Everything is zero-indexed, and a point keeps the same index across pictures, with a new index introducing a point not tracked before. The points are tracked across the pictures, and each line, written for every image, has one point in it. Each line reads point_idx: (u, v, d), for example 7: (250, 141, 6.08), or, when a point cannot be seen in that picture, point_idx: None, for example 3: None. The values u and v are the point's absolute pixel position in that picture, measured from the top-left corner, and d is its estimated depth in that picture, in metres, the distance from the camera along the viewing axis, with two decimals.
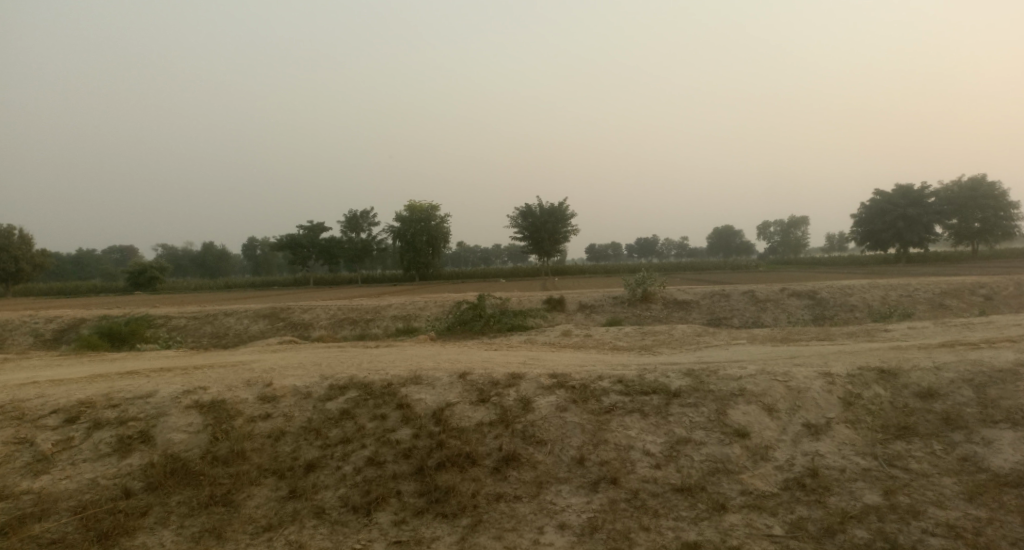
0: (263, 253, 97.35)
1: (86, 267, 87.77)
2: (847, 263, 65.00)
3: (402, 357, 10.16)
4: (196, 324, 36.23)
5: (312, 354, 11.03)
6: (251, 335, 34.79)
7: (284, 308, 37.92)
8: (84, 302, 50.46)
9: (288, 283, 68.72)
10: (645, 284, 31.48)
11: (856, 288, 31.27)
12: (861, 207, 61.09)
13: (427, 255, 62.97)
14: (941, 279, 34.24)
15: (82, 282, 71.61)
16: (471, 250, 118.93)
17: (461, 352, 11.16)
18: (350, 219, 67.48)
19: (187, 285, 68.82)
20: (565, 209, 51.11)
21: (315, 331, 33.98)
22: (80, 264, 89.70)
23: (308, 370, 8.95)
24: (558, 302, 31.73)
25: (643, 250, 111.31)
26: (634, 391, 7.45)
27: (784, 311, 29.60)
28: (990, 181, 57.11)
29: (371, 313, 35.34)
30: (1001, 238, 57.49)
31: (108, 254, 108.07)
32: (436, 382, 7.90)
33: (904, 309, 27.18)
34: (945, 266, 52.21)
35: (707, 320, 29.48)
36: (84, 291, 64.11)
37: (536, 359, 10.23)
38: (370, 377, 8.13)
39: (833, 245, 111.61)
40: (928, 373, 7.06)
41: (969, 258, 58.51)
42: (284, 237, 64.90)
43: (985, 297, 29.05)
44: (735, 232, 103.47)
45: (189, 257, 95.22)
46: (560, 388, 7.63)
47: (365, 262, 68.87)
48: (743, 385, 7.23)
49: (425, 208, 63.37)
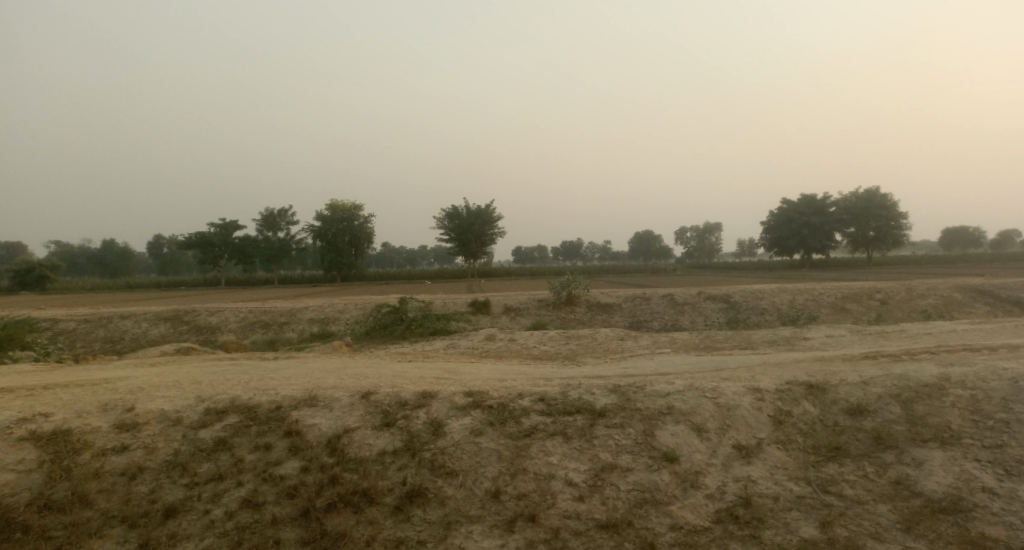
0: (170, 252, 89.95)
1: None
2: (758, 268, 69.02)
3: (302, 371, 8.95)
4: (86, 328, 32.34)
5: (196, 368, 9.45)
6: (150, 340, 31.46)
7: (188, 310, 34.67)
8: None
9: (196, 282, 63.54)
10: (570, 287, 31.40)
11: (767, 292, 32.80)
12: (771, 215, 65.18)
13: (349, 255, 60.32)
14: (842, 284, 36.72)
15: None
16: (396, 251, 115.84)
17: (371, 364, 10.13)
18: (266, 216, 63.49)
19: (79, 285, 61.98)
20: (492, 210, 50.51)
21: (223, 336, 31.24)
22: None
23: (185, 389, 7.45)
24: (484, 305, 31.02)
25: (568, 252, 113.12)
26: (556, 411, 6.81)
27: (702, 314, 30.50)
28: (882, 193, 62.39)
29: (286, 316, 33.01)
30: (891, 246, 62.93)
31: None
32: (334, 403, 6.85)
33: (810, 313, 28.73)
34: (843, 272, 56.43)
35: (629, 323, 29.84)
36: None
37: (453, 371, 9.45)
38: (256, 398, 6.91)
39: (744, 250, 118.49)
40: (856, 388, 7.11)
41: (864, 264, 63.72)
42: (192, 235, 59.99)
43: (881, 302, 31.27)
44: (656, 236, 107.34)
45: (82, 253, 86.13)
46: (476, 409, 6.86)
47: (282, 261, 64.99)
48: (672, 403, 6.86)
49: (348, 207, 60.64)
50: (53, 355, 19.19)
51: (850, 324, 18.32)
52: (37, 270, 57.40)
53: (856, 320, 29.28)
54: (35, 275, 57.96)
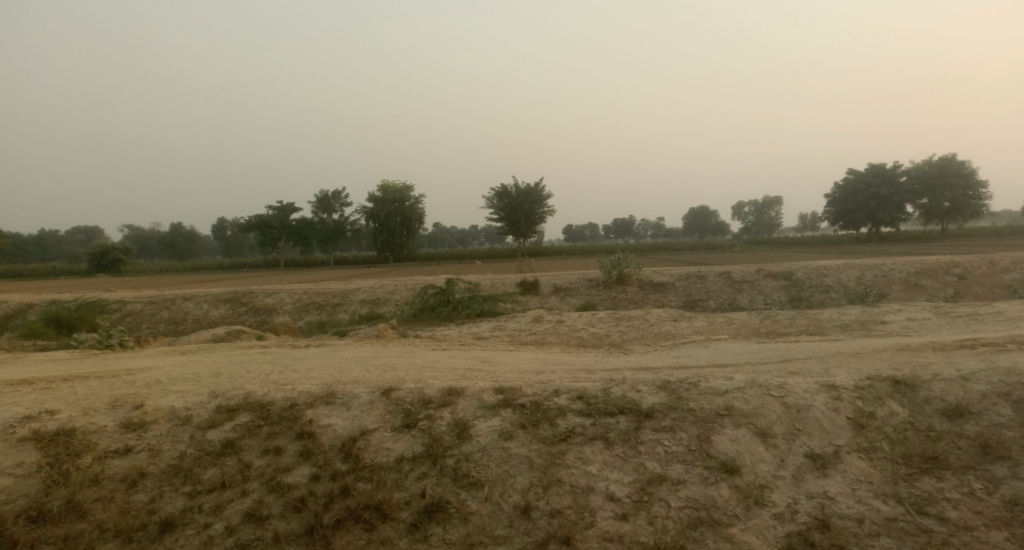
0: (234, 235, 93.72)
1: (47, 247, 83.26)
2: (820, 243, 65.01)
3: (329, 362, 8.51)
4: (152, 310, 33.83)
5: (224, 358, 9.16)
6: (211, 320, 32.52)
7: (246, 292, 35.64)
8: (37, 287, 47.37)
9: (257, 265, 65.83)
10: (621, 266, 30.17)
11: (832, 268, 30.44)
12: (835, 187, 60.93)
13: (401, 236, 60.80)
14: (915, 259, 33.71)
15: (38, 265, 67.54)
16: (447, 231, 116.55)
17: (403, 354, 9.53)
18: (321, 199, 64.69)
19: (151, 267, 65.44)
20: (541, 189, 49.40)
21: (278, 317, 31.91)
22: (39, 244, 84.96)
23: (201, 383, 7.15)
24: (533, 285, 30.23)
25: (619, 230, 110.43)
26: (596, 412, 6.00)
27: (761, 292, 28.62)
28: (959, 160, 57.08)
29: (338, 297, 33.37)
30: (969, 217, 57.75)
31: (73, 235, 103.18)
32: (352, 401, 6.33)
33: (879, 292, 26.45)
34: (915, 246, 52.26)
35: (683, 303, 28.40)
36: (40, 274, 60.47)
37: (487, 362, 8.72)
38: (272, 395, 6.51)
39: (805, 225, 112.39)
40: (954, 385, 5.90)
41: (937, 237, 58.97)
42: (253, 218, 61.91)
43: (960, 277, 28.44)
44: (711, 212, 103.12)
45: (155, 237, 90.90)
46: (507, 408, 6.15)
47: (337, 243, 66.33)
48: (731, 403, 5.89)
49: (399, 188, 60.81)
50: (119, 335, 19.93)
51: (932, 306, 16.44)
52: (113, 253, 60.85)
53: (932, 297, 26.73)
54: (112, 259, 61.47)
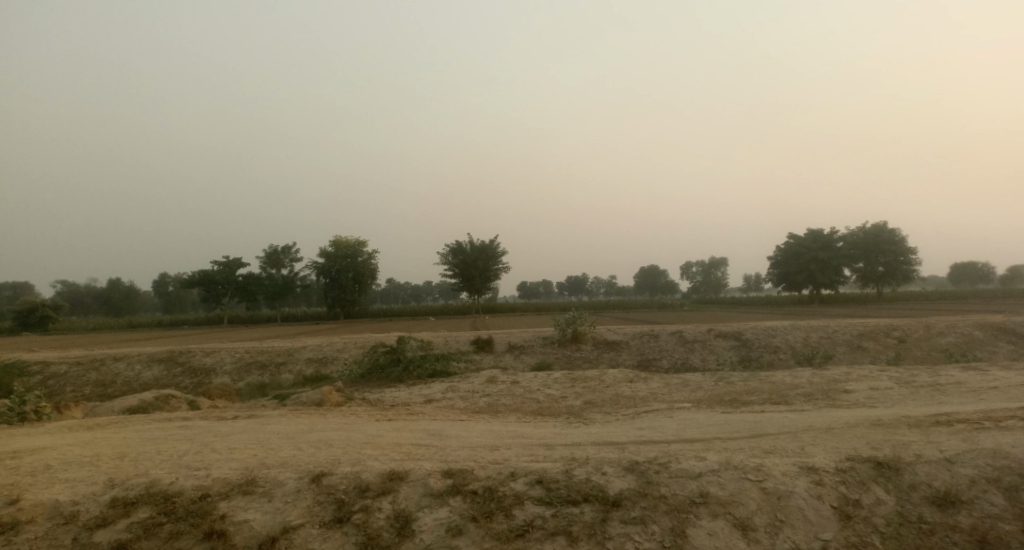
0: (175, 289, 89.07)
1: None
2: (766, 303, 67.37)
3: (256, 438, 7.50)
4: (76, 371, 30.91)
5: (135, 433, 7.93)
6: (141, 382, 29.94)
7: (182, 351, 33.22)
8: None
9: (198, 321, 62.29)
10: (575, 324, 29.94)
11: (780, 329, 31.18)
12: (778, 250, 63.88)
13: (353, 291, 59.15)
14: (856, 321, 35.08)
15: None
16: (401, 287, 114.82)
17: (344, 426, 8.63)
18: (270, 253, 62.59)
19: (79, 324, 60.85)
20: (496, 246, 49.42)
21: (217, 378, 29.72)
22: None
23: (97, 466, 6.02)
24: (487, 343, 29.52)
25: (574, 288, 111.79)
26: (557, 499, 5.34)
27: (713, 352, 28.85)
28: (889, 228, 61.17)
29: (283, 356, 31.50)
30: (900, 281, 61.35)
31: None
32: (276, 489, 5.40)
33: (826, 353, 27.09)
34: (853, 308, 54.82)
35: (637, 362, 28.22)
36: None
37: (438, 436, 7.99)
38: (180, 482, 5.42)
39: (751, 286, 116.86)
40: (940, 469, 5.79)
41: (873, 300, 62.13)
42: (195, 272, 59.00)
43: (898, 339, 29.60)
44: (661, 271, 105.97)
45: (88, 292, 85.31)
46: (455, 496, 5.39)
47: (285, 298, 63.82)
48: (707, 489, 5.47)
49: (352, 243, 59.57)
50: (30, 401, 17.82)
51: (880, 373, 16.77)
52: (42, 311, 56.51)
53: (874, 359, 27.59)
54: (40, 316, 56.92)
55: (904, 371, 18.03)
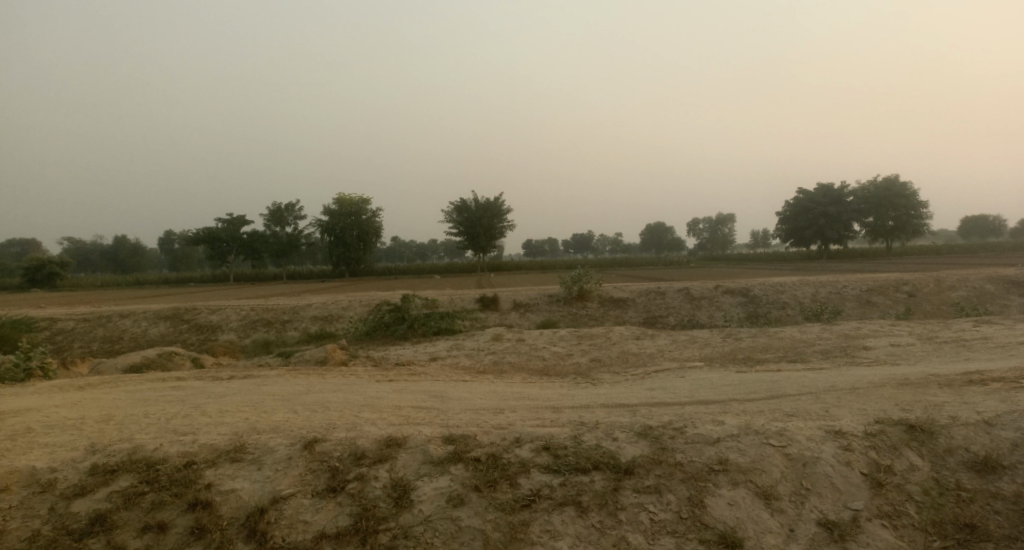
0: (182, 247, 89.14)
1: None
2: (773, 260, 66.56)
3: (249, 401, 7.17)
4: (84, 328, 30.98)
5: (126, 394, 7.61)
6: (149, 339, 30.00)
7: (188, 308, 33.16)
8: None
9: (205, 279, 62.38)
10: (581, 282, 29.48)
11: (788, 284, 30.63)
12: (787, 205, 62.66)
13: (358, 250, 58.78)
14: (866, 276, 34.43)
15: None
16: (406, 246, 114.56)
17: (342, 387, 8.29)
18: (275, 211, 62.03)
19: (88, 282, 61.14)
20: (501, 203, 48.63)
21: (224, 336, 29.70)
22: None
23: (80, 429, 5.70)
24: (492, 301, 29.19)
25: (579, 246, 111.02)
26: (566, 467, 5.00)
27: (719, 308, 28.44)
28: (902, 181, 59.71)
29: (288, 314, 31.37)
30: (910, 236, 60.26)
31: (5, 247, 96.13)
32: (267, 456, 5.08)
33: (834, 309, 26.64)
34: (862, 263, 54.01)
35: (643, 319, 27.89)
36: None
37: (441, 397, 7.67)
38: (166, 448, 5.10)
39: (758, 242, 115.66)
40: (977, 433, 5.41)
41: (882, 255, 61.26)
42: (201, 230, 58.66)
43: (908, 294, 29.03)
44: (667, 228, 104.84)
45: (95, 249, 85.23)
46: (457, 464, 5.05)
47: (291, 257, 63.61)
48: (727, 456, 5.11)
49: (356, 201, 58.81)
50: (36, 357, 17.77)
51: (893, 332, 16.32)
52: (49, 268, 56.73)
53: (884, 315, 27.12)
54: (47, 273, 57.13)
55: (919, 328, 17.54)
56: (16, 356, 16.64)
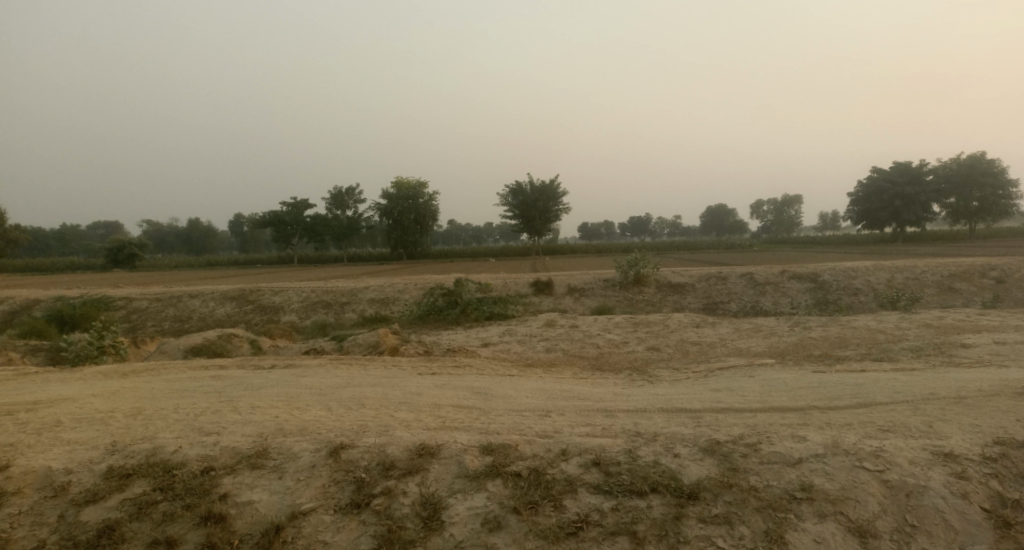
0: (251, 231, 93.32)
1: (71, 244, 84.12)
2: (841, 243, 62.38)
3: (284, 395, 6.88)
4: (158, 307, 32.67)
5: (166, 384, 7.54)
6: (216, 319, 31.29)
7: (253, 290, 34.36)
8: (51, 282, 46.77)
9: (271, 261, 64.92)
10: (638, 266, 28.30)
11: (861, 269, 28.27)
12: (858, 185, 58.32)
13: (415, 233, 59.41)
14: (948, 260, 31.43)
15: (56, 259, 67.30)
16: (461, 229, 115.34)
17: (383, 379, 7.91)
18: (335, 195, 63.54)
19: (166, 263, 64.82)
20: (556, 185, 47.66)
21: (285, 317, 30.57)
22: (64, 240, 85.66)
23: (108, 426, 5.60)
24: (546, 285, 28.57)
25: (636, 229, 108.19)
26: (617, 488, 4.35)
27: (785, 295, 26.59)
28: (990, 157, 54.21)
29: (346, 296, 31.93)
30: (997, 217, 54.90)
31: (95, 230, 103.74)
32: (291, 463, 4.72)
33: (914, 295, 24.29)
34: (943, 246, 49.58)
35: (702, 305, 26.48)
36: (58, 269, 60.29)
37: (483, 395, 7.14)
38: (185, 451, 4.91)
39: (827, 224, 109.11)
40: None
41: (965, 238, 56.11)
42: (267, 214, 60.87)
43: (998, 280, 26.19)
44: (729, 210, 100.35)
45: (173, 233, 90.43)
46: (495, 480, 4.50)
47: (351, 240, 65.16)
48: (809, 479, 4.29)
49: (413, 185, 59.29)
50: (111, 335, 18.67)
51: (986, 327, 14.56)
52: (130, 249, 60.63)
53: (970, 302, 24.55)
54: (129, 254, 61.01)
55: (1018, 322, 15.54)
56: (92, 335, 17.50)
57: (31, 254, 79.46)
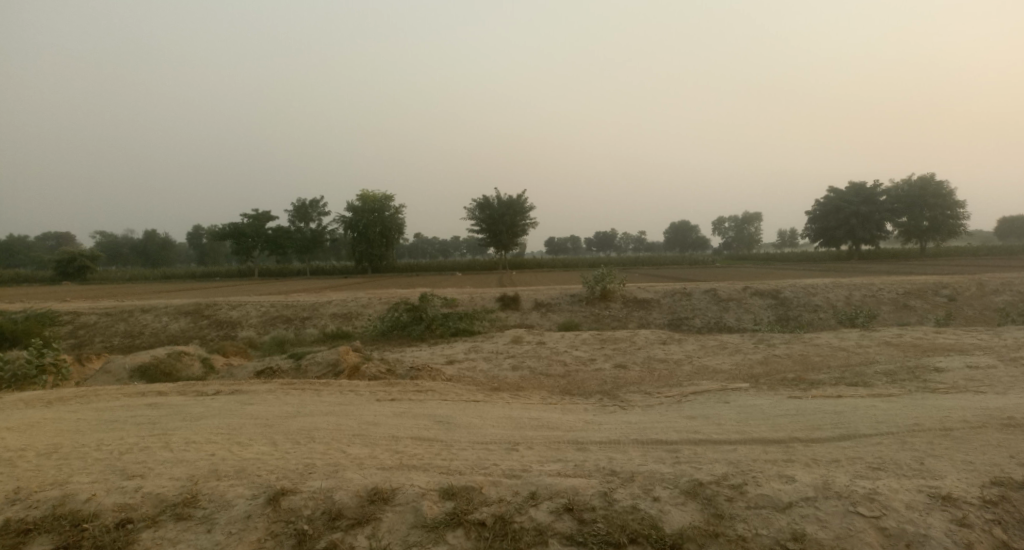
0: (210, 242, 90.24)
1: (16, 254, 79.73)
2: (799, 261, 64.11)
3: (225, 427, 6.21)
4: (105, 322, 30.83)
5: (93, 415, 6.72)
6: (168, 334, 29.71)
7: (209, 303, 32.85)
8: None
9: (230, 273, 62.66)
10: (605, 282, 28.22)
11: (820, 286, 28.87)
12: (815, 204, 60.08)
13: (381, 246, 58.32)
14: (901, 278, 32.47)
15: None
16: (429, 242, 114.34)
17: (338, 407, 7.30)
18: (299, 207, 61.96)
19: (117, 275, 61.81)
20: (524, 200, 47.53)
21: (243, 332, 29.25)
22: (7, 250, 81.06)
23: (10, 467, 4.83)
24: (513, 300, 28.17)
25: (602, 243, 109.27)
26: (595, 541, 3.92)
27: (748, 311, 26.88)
28: (937, 180, 56.76)
29: (308, 310, 30.81)
30: (945, 237, 57.38)
31: (42, 239, 98.60)
32: (223, 514, 4.10)
33: (870, 312, 24.84)
34: (894, 264, 51.42)
35: (668, 321, 26.51)
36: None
37: (447, 425, 6.63)
38: (100, 499, 4.20)
39: (785, 241, 112.42)
40: None
41: (916, 256, 58.42)
42: (227, 225, 58.83)
43: (949, 298, 27.11)
44: (692, 227, 102.37)
45: (127, 243, 86.72)
46: (457, 531, 4.01)
47: (315, 252, 63.53)
48: (801, 527, 3.97)
49: (379, 197, 58.41)
50: (49, 353, 17.31)
51: (943, 348, 14.84)
52: (78, 260, 57.64)
53: (923, 320, 25.27)
54: (77, 265, 57.97)
55: (972, 341, 15.90)
56: (27, 353, 16.13)
57: None
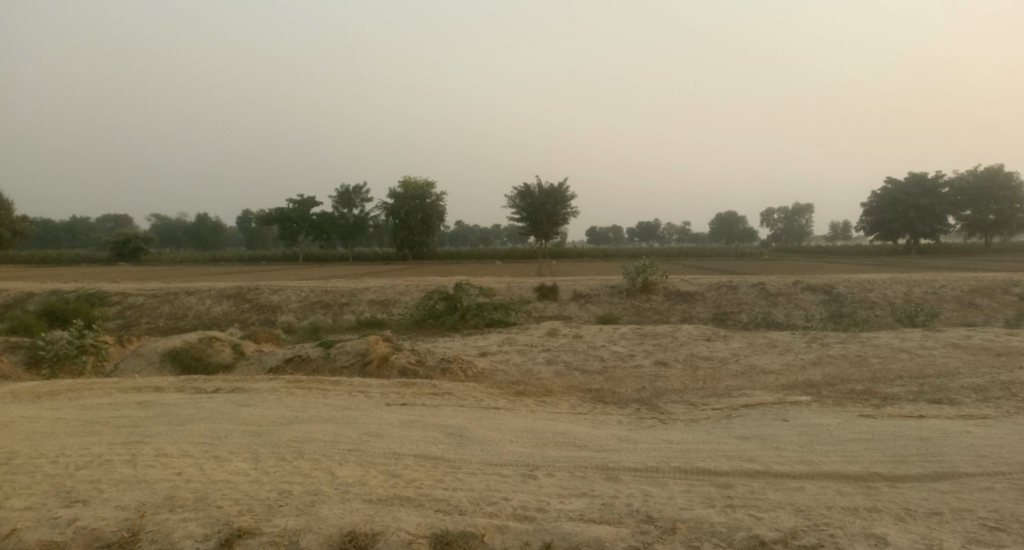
0: (258, 228, 92.55)
1: (80, 237, 83.80)
2: (852, 255, 60.47)
3: (210, 435, 5.51)
4: (154, 303, 31.50)
5: (77, 414, 6.16)
6: (212, 317, 30.11)
7: (251, 288, 33.13)
8: (52, 275, 45.77)
9: (276, 258, 63.85)
10: (645, 273, 26.87)
11: (878, 282, 26.71)
12: (872, 195, 56.39)
13: (421, 234, 58.18)
14: (967, 274, 29.76)
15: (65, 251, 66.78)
16: (469, 231, 114.37)
17: (342, 413, 6.55)
18: (343, 194, 62.48)
19: (171, 258, 63.92)
20: (565, 189, 46.32)
21: (283, 317, 29.33)
22: (73, 232, 85.31)
23: None
24: (550, 291, 27.17)
25: (644, 234, 106.73)
26: None
27: (798, 306, 25.06)
28: (1007, 171, 52.38)
29: (346, 297, 30.65)
30: (1015, 231, 52.96)
31: (105, 223, 103.48)
32: None
33: (933, 310, 22.71)
34: (958, 260, 47.68)
35: (712, 315, 25.01)
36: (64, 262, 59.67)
37: (458, 440, 5.76)
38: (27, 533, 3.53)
39: (837, 234, 107.00)
40: None
41: (981, 252, 54.23)
42: (273, 211, 59.87)
43: (1022, 297, 24.57)
44: (738, 217, 98.57)
45: (182, 228, 90.05)
46: None
47: (358, 239, 64.02)
48: None
49: (420, 185, 58.13)
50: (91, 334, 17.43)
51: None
52: (135, 242, 59.91)
53: (993, 319, 22.93)
54: (134, 248, 60.25)
55: None
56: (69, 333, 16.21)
57: (40, 246, 79.18)
